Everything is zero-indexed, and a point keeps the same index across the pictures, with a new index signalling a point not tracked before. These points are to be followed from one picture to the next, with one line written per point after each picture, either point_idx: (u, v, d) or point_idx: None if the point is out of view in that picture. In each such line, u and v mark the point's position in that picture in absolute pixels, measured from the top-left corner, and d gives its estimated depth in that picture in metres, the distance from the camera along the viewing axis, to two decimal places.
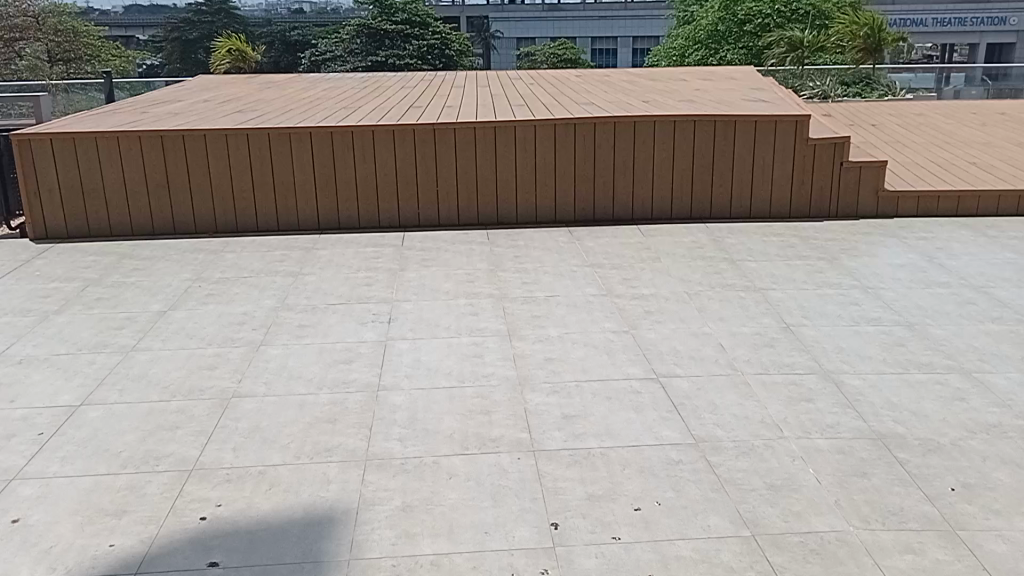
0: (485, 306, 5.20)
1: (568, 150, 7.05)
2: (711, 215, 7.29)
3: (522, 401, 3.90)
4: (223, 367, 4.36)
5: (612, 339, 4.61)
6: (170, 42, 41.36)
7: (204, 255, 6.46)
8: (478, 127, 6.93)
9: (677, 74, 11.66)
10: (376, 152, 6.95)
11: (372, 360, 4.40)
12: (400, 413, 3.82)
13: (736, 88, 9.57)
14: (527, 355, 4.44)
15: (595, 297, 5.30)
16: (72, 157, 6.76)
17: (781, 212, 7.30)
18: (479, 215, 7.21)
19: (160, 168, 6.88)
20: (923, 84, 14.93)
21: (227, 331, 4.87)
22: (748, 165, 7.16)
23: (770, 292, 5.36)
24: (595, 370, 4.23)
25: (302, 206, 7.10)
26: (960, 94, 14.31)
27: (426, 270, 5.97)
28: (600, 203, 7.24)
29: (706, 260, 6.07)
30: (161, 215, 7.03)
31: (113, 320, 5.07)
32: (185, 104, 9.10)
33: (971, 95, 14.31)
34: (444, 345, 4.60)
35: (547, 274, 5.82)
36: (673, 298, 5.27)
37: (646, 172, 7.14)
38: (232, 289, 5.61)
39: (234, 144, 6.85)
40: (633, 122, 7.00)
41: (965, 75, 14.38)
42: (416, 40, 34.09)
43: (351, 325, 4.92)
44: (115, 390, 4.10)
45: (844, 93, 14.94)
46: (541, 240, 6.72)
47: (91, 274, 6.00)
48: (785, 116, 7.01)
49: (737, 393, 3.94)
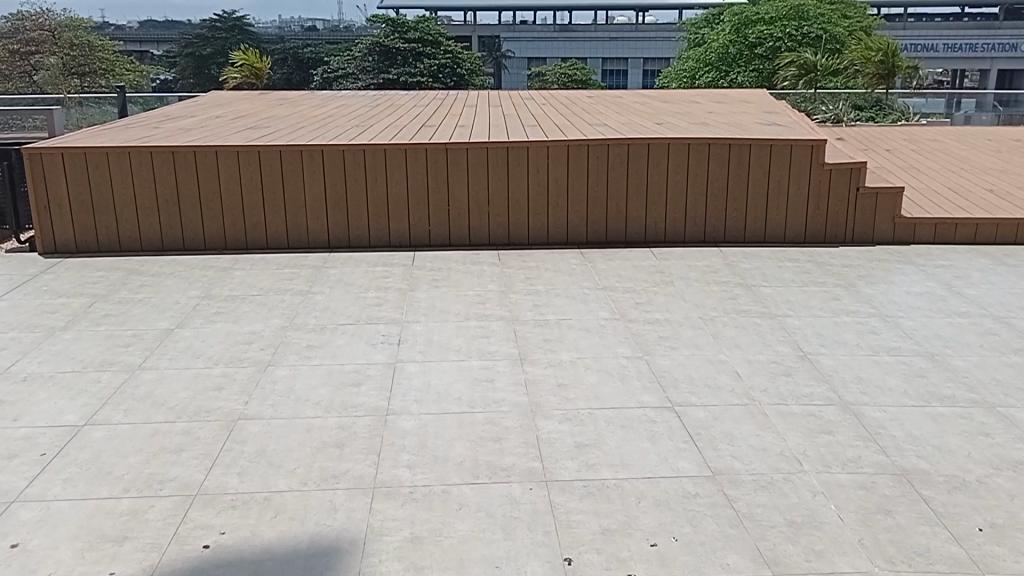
0: (497, 329, 5.12)
1: (581, 171, 6.99)
2: (725, 239, 7.21)
3: (534, 429, 3.81)
4: (229, 388, 4.29)
5: (626, 365, 4.53)
6: (184, 57, 41.65)
7: (213, 272, 6.40)
8: (491, 147, 6.89)
9: (689, 96, 11.63)
10: (388, 170, 6.91)
11: (381, 383, 4.32)
12: (410, 438, 3.74)
13: (750, 112, 9.52)
14: (539, 380, 4.36)
15: (608, 321, 5.22)
16: (83, 172, 6.74)
17: (796, 236, 7.21)
18: (490, 236, 7.14)
19: (170, 184, 6.85)
20: (933, 109, 15.00)
21: (234, 350, 4.80)
22: (764, 189, 7.08)
23: (786, 319, 5.27)
24: (609, 397, 4.14)
25: (312, 224, 7.04)
26: (971, 120, 14.42)
27: (436, 291, 5.90)
28: (613, 226, 7.16)
29: (721, 285, 5.98)
30: (170, 232, 6.99)
31: (119, 338, 5.01)
32: (197, 120, 9.10)
33: (982, 121, 14.32)
34: (454, 368, 4.52)
35: (559, 296, 5.74)
36: (687, 323, 5.18)
37: (660, 194, 7.07)
38: (240, 307, 5.55)
39: (246, 161, 6.82)
40: (647, 144, 6.94)
41: (976, 101, 14.40)
42: (427, 59, 34.24)
43: (360, 347, 4.85)
44: (119, 410, 4.03)
45: (857, 118, 14.86)
46: (553, 262, 6.64)
47: (98, 290, 5.95)
48: (801, 140, 6.94)
49: (754, 424, 3.84)
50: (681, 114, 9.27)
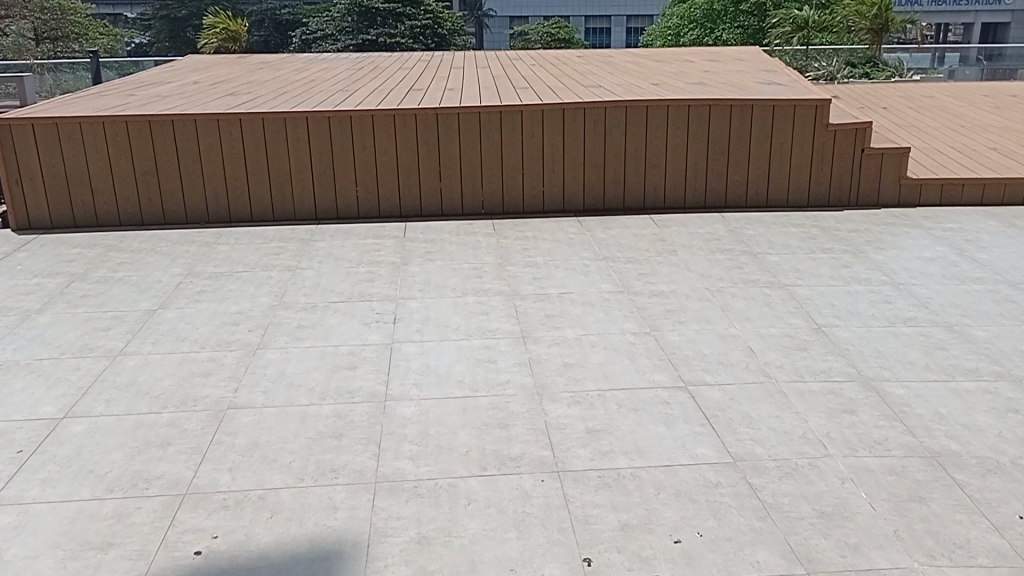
0: (496, 305, 4.89)
1: (578, 136, 6.73)
2: (726, 205, 6.99)
3: (541, 414, 3.61)
4: (217, 374, 4.06)
5: (633, 343, 4.32)
6: (159, 20, 40.56)
7: (196, 247, 6.13)
8: (483, 112, 6.60)
9: (682, 55, 11.31)
10: (376, 138, 6.62)
11: (377, 366, 4.11)
12: (411, 427, 3.53)
13: (746, 71, 9.25)
14: (544, 359, 4.15)
15: (612, 294, 5.00)
16: (55, 143, 6.42)
17: (799, 201, 6.99)
18: (484, 205, 6.89)
19: (148, 155, 6.54)
20: (918, 64, 14.56)
21: (220, 333, 4.56)
22: (765, 152, 6.85)
23: (796, 288, 5.07)
24: (618, 377, 3.94)
25: (299, 195, 6.76)
26: (956, 74, 13.95)
27: (430, 264, 5.65)
28: (611, 192, 6.92)
29: (725, 254, 5.77)
30: (150, 206, 6.69)
31: (99, 320, 4.75)
32: (174, 86, 8.73)
33: (967, 76, 13.96)
34: (454, 348, 4.30)
35: (558, 268, 5.52)
36: (694, 295, 4.97)
37: (659, 159, 6.83)
38: (226, 285, 5.29)
39: (227, 130, 6.51)
40: (646, 106, 6.67)
41: (960, 55, 14.08)
42: (408, 19, 33.35)
43: (353, 326, 4.62)
44: (101, 400, 3.79)
45: (850, 75, 14.53)
46: (550, 231, 6.41)
47: (76, 268, 5.67)
48: (805, 100, 6.69)
49: (773, 405, 3.65)
50: (675, 74, 8.98)
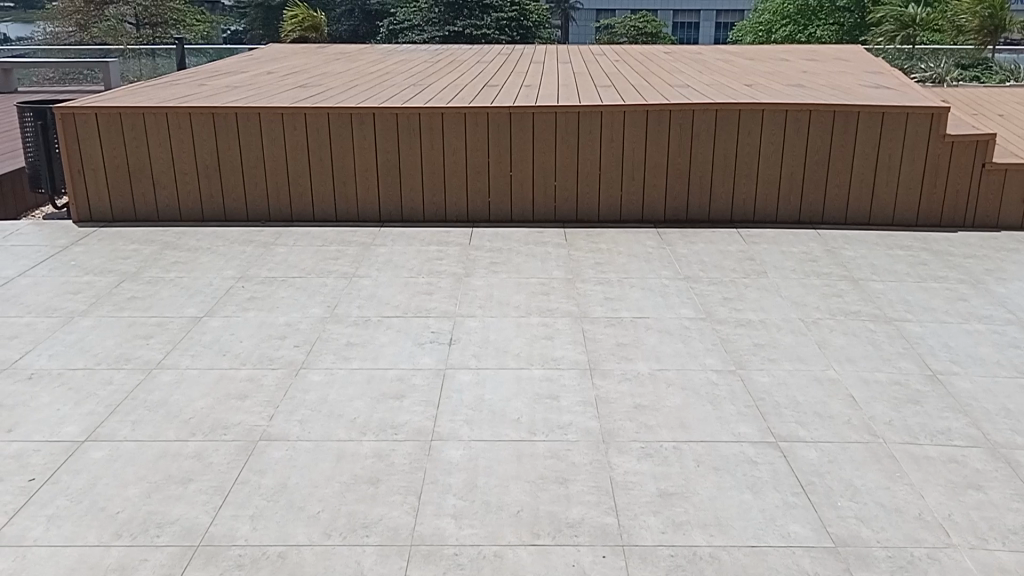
0: (563, 328, 4.43)
1: (661, 141, 6.19)
2: (823, 221, 6.35)
3: (606, 468, 3.15)
4: (254, 397, 3.72)
5: (715, 383, 3.81)
6: (252, 8, 41.19)
7: (252, 248, 5.86)
8: (560, 111, 6.14)
9: (777, 52, 10.60)
10: (444, 136, 6.23)
11: (426, 397, 3.70)
12: (458, 475, 3.11)
13: (850, 72, 8.53)
14: (613, 398, 3.68)
15: (692, 322, 4.49)
16: (118, 134, 6.24)
17: (907, 219, 6.31)
18: (557, 211, 6.42)
19: (210, 149, 6.30)
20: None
21: (263, 347, 4.22)
22: (871, 164, 6.19)
23: (906, 324, 4.46)
24: (697, 426, 3.45)
25: (363, 195, 6.42)
26: None
27: (494, 277, 5.23)
28: (695, 203, 6.36)
29: (822, 278, 5.17)
30: (210, 201, 6.46)
31: (141, 327, 4.48)
32: (246, 76, 8.54)
33: None
34: (513, 379, 3.86)
35: (634, 288, 5.02)
36: (787, 327, 4.42)
37: (750, 168, 6.24)
38: (277, 292, 4.98)
39: (291, 124, 6.21)
40: (738, 110, 6.10)
41: None
42: (494, 11, 32.93)
43: (405, 347, 4.23)
44: (127, 423, 3.50)
45: (959, 78, 13.46)
46: (627, 243, 5.91)
47: (128, 267, 5.45)
48: (918, 108, 6.01)
49: (881, 473, 3.11)
50: (772, 74, 8.34)
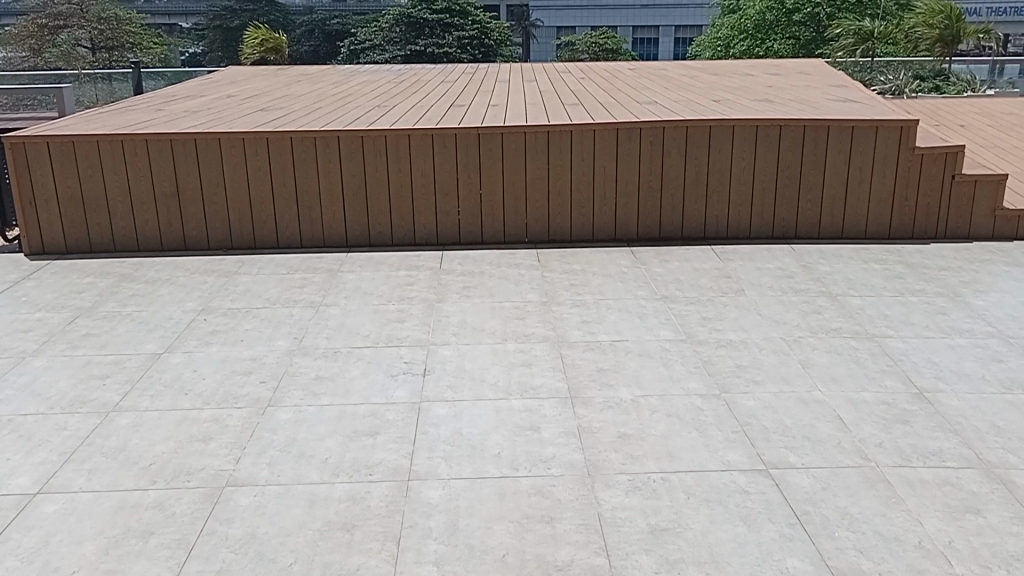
0: (540, 354, 4.29)
1: (633, 159, 6.11)
2: (796, 235, 6.30)
3: (593, 504, 3.01)
4: (218, 439, 3.52)
5: (700, 409, 3.70)
6: (211, 30, 40.76)
7: (215, 278, 5.65)
8: (529, 131, 6.04)
9: (740, 67, 10.64)
10: (412, 158, 6.09)
11: (402, 433, 3.54)
12: (438, 518, 2.95)
13: (815, 86, 8.56)
14: (596, 428, 3.55)
15: (672, 344, 4.38)
16: (71, 162, 6.01)
17: (879, 231, 6.29)
18: (528, 232, 6.30)
19: (169, 176, 6.09)
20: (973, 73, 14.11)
21: (228, 384, 4.03)
22: (842, 178, 6.16)
23: (887, 340, 4.39)
24: (684, 455, 3.32)
25: (328, 220, 6.25)
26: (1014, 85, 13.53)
27: (467, 302, 5.08)
28: (668, 220, 6.28)
29: (800, 295, 5.10)
30: (170, 230, 6.24)
31: (97, 366, 4.26)
32: (206, 101, 8.34)
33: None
34: (491, 411, 3.71)
35: (611, 310, 4.90)
36: (768, 347, 4.33)
37: (723, 184, 6.18)
38: (242, 324, 4.79)
39: (252, 149, 6.03)
40: (709, 126, 6.04)
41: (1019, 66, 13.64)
42: (455, 30, 32.92)
43: (378, 379, 4.07)
44: (82, 472, 3.28)
45: (919, 88, 13.64)
46: (601, 263, 5.80)
47: (83, 302, 5.22)
48: (887, 121, 6.01)
49: (877, 499, 3.00)
50: (739, 89, 8.33)
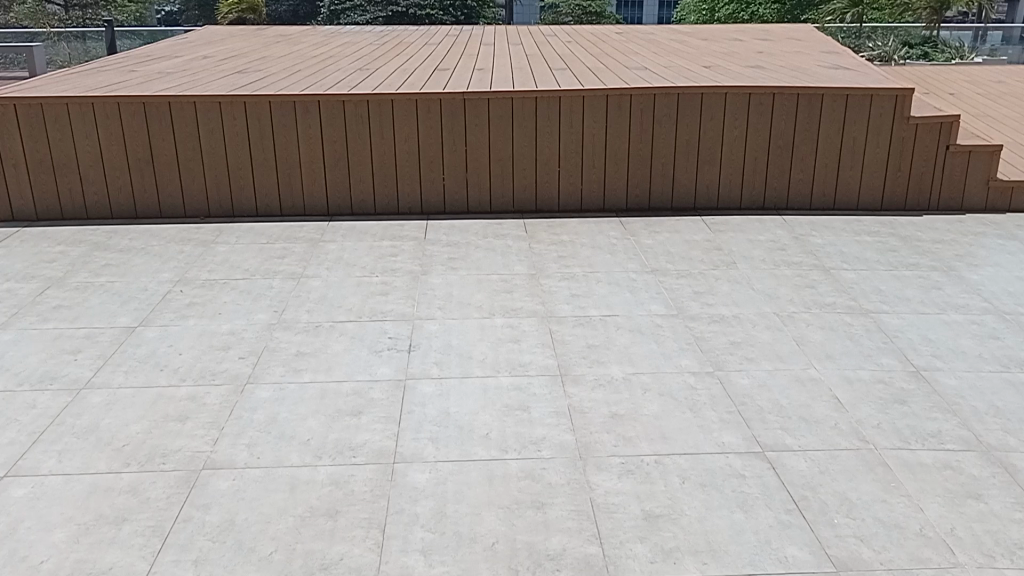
0: (528, 330, 4.17)
1: (622, 127, 5.96)
2: (788, 206, 6.20)
3: (585, 488, 2.91)
4: (195, 418, 3.38)
5: (693, 388, 3.60)
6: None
7: (191, 247, 5.47)
8: (516, 97, 5.86)
9: (730, 32, 10.43)
10: (395, 125, 5.90)
11: (387, 413, 3.42)
12: (425, 503, 2.84)
13: (806, 52, 8.39)
14: (587, 408, 3.44)
15: (663, 319, 4.27)
16: (39, 126, 5.78)
17: (871, 203, 6.20)
18: (515, 201, 6.15)
19: (143, 141, 5.87)
20: (954, 39, 14.04)
21: (205, 360, 3.88)
22: (835, 148, 6.04)
23: (882, 316, 4.31)
24: (678, 437, 3.23)
25: (309, 188, 6.06)
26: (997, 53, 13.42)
27: (453, 275, 4.94)
28: (658, 190, 6.15)
29: (793, 268, 5.00)
30: (145, 197, 6.04)
31: (68, 340, 4.09)
32: (181, 62, 8.06)
33: (1009, 54, 13.34)
34: (479, 390, 3.59)
35: (600, 283, 4.78)
36: (762, 323, 4.23)
37: (714, 154, 6.05)
38: (219, 297, 4.62)
39: (229, 114, 5.82)
40: (701, 93, 5.89)
41: (1003, 34, 13.51)
42: None
43: (361, 355, 3.93)
44: (51, 454, 3.14)
45: (907, 55, 13.49)
46: (590, 234, 5.67)
47: (54, 272, 5.02)
48: (883, 90, 5.87)
49: (876, 484, 2.92)
50: (729, 55, 8.15)
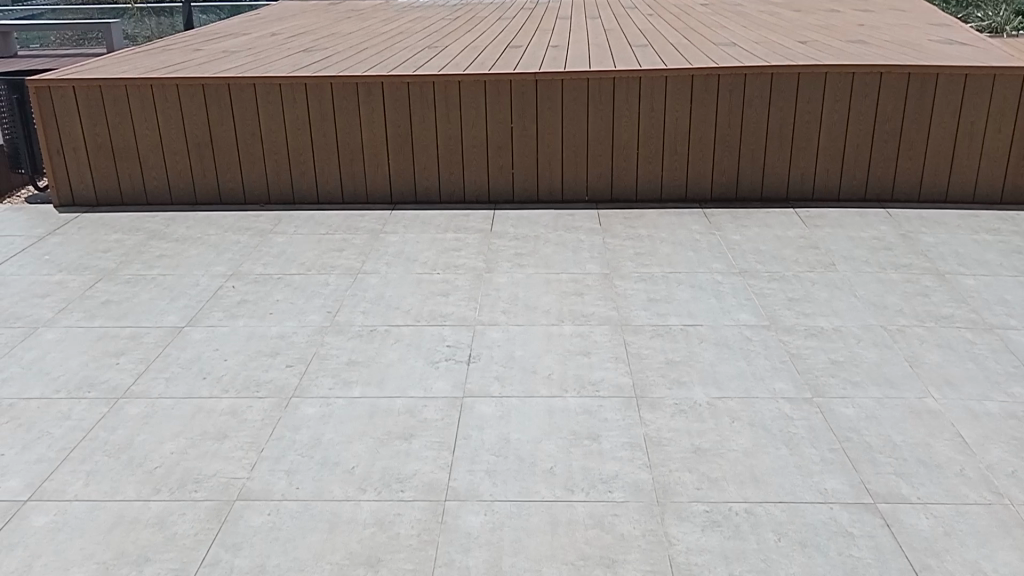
0: (601, 341, 3.77)
1: (709, 110, 5.45)
2: (892, 198, 5.60)
3: (664, 544, 2.51)
4: (234, 437, 3.10)
5: (790, 418, 3.14)
6: None
7: (248, 237, 5.22)
8: (592, 78, 5.41)
9: (824, 3, 9.67)
10: (462, 108, 5.52)
11: (441, 437, 3.07)
12: (479, 554, 2.49)
13: (913, 25, 7.65)
14: (668, 439, 3.03)
15: (753, 333, 3.81)
16: (99, 109, 5.61)
17: (989, 196, 5.54)
18: (589, 191, 5.71)
19: (201, 124, 5.64)
20: None
21: (250, 368, 3.60)
22: (950, 134, 5.41)
23: (1010, 333, 3.75)
24: (773, 480, 2.79)
25: (372, 175, 5.75)
26: None
27: (520, 273, 4.56)
28: (746, 180, 5.62)
29: (901, 271, 4.45)
30: (204, 183, 5.82)
31: (112, 342, 3.86)
32: (248, 40, 7.85)
33: None
34: (543, 412, 3.21)
35: (682, 286, 4.33)
36: (867, 339, 3.73)
37: (810, 140, 5.48)
38: (272, 294, 4.35)
39: (289, 96, 5.54)
40: (798, 73, 5.33)
41: None
42: None
43: (417, 366, 3.60)
44: (79, 475, 2.89)
45: (1021, 25, 12.39)
46: (671, 228, 5.20)
47: (107, 263, 4.84)
48: (1008, 69, 5.21)
49: (1016, 552, 2.44)
50: (828, 28, 7.49)
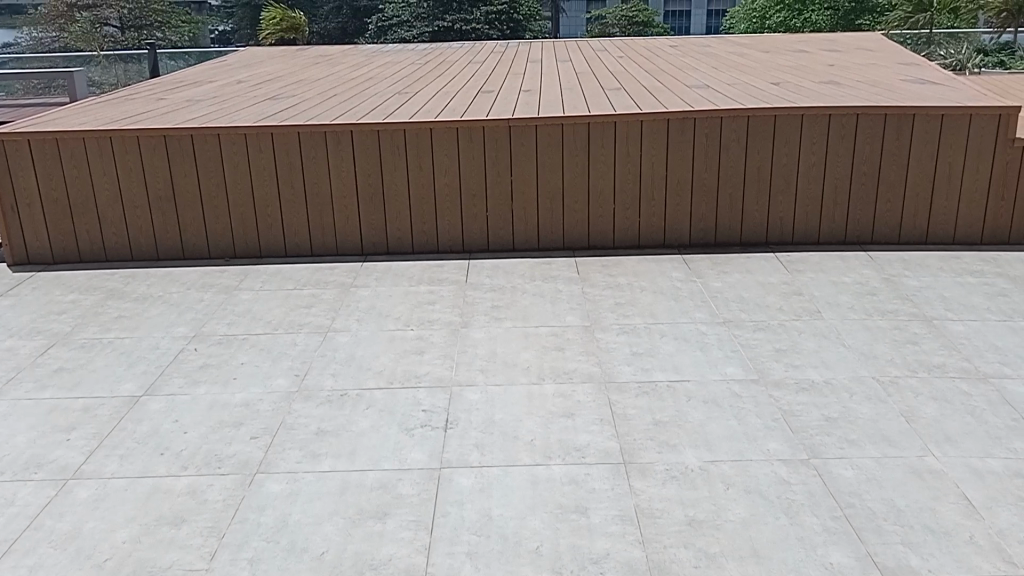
0: (584, 401, 3.59)
1: (685, 154, 5.35)
2: (873, 240, 5.51)
3: None
4: (194, 521, 2.87)
5: (787, 483, 2.97)
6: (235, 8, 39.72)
7: (212, 294, 5.00)
8: (567, 123, 5.30)
9: (792, 43, 9.73)
10: (434, 155, 5.38)
11: (418, 514, 2.86)
12: None
13: (882, 64, 7.68)
14: (661, 511, 2.84)
15: (742, 388, 3.65)
16: (55, 163, 5.39)
17: (969, 236, 5.48)
18: (566, 238, 5.57)
19: (163, 176, 5.44)
20: None
21: (212, 442, 3.37)
22: (928, 174, 5.35)
23: (1005, 382, 3.63)
24: (775, 555, 2.61)
25: (341, 226, 5.56)
26: None
27: (497, 327, 4.38)
28: (725, 224, 5.51)
29: (888, 318, 4.34)
30: (165, 237, 5.60)
31: (63, 415, 3.62)
32: (213, 88, 7.68)
33: None
34: (527, 483, 3.01)
35: (665, 338, 4.18)
36: (860, 392, 3.59)
37: (788, 182, 5.40)
38: (236, 357, 4.13)
39: (255, 146, 5.36)
40: (774, 115, 5.26)
41: None
42: None
43: (390, 433, 3.39)
44: (20, 572, 2.64)
45: (981, 62, 12.57)
46: (651, 276, 5.06)
47: (61, 326, 4.58)
48: (983, 109, 5.18)
49: None
50: (798, 69, 7.48)
